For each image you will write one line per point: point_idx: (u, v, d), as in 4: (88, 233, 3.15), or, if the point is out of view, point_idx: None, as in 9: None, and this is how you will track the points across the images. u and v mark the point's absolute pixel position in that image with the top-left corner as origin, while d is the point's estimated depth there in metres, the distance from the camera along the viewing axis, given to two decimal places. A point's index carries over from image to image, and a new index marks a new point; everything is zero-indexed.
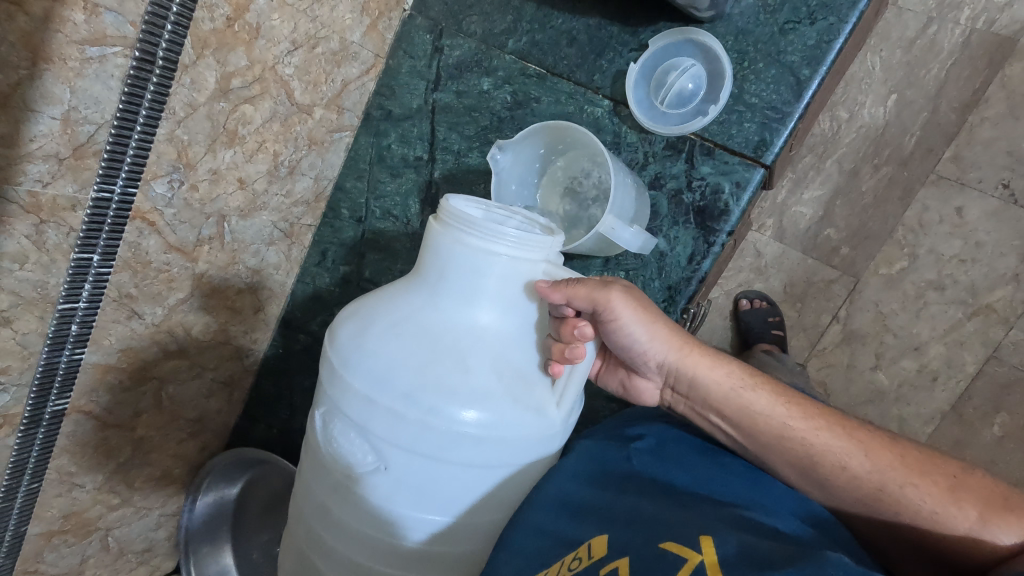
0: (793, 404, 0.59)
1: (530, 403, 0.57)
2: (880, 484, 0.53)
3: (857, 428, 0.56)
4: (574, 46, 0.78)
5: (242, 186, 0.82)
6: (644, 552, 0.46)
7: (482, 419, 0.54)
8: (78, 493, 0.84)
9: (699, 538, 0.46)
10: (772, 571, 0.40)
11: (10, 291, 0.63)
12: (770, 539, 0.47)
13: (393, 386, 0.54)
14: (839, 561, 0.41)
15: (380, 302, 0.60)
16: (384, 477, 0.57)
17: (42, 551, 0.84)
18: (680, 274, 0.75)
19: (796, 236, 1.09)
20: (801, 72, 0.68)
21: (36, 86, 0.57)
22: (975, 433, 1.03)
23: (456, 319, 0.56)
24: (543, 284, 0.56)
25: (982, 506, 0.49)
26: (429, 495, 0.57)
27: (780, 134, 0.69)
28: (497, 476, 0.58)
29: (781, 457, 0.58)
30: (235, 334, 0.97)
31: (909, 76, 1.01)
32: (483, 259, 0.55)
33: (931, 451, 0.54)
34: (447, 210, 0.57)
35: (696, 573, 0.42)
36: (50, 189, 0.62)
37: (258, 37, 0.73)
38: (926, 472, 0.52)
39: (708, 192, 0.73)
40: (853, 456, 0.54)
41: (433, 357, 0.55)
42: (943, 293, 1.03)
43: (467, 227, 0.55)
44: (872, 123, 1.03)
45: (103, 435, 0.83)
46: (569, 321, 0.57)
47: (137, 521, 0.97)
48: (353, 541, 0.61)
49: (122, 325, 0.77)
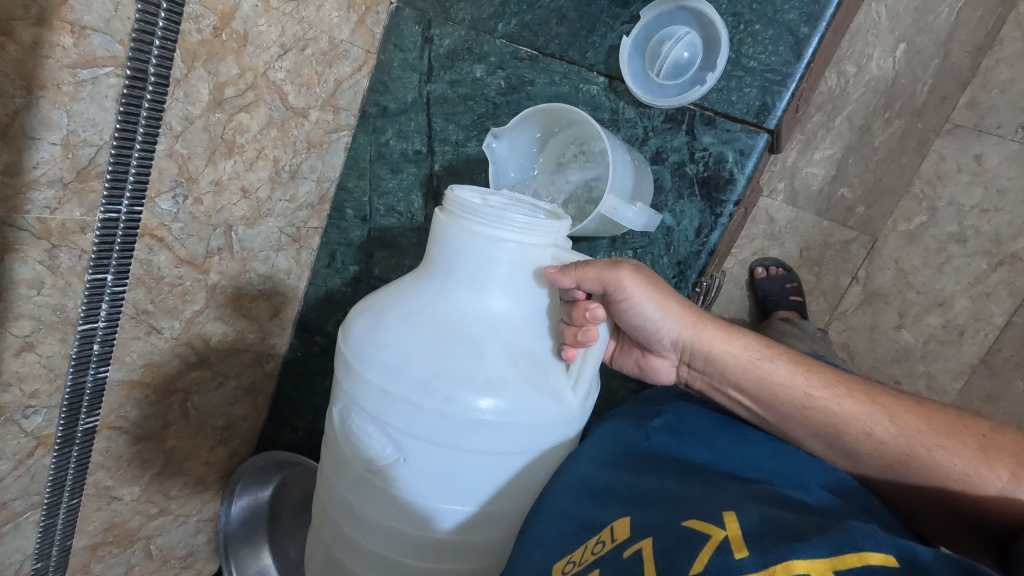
0: (813, 373, 0.58)
1: (545, 388, 0.57)
2: (907, 448, 0.52)
3: (881, 393, 0.55)
4: (564, 24, 0.77)
5: (245, 195, 0.83)
6: (668, 531, 0.46)
7: (498, 406, 0.54)
8: (117, 505, 0.87)
9: (722, 513, 0.45)
10: (799, 541, 0.40)
11: (31, 316, 0.65)
12: (795, 510, 0.46)
13: (408, 377, 0.54)
14: (867, 530, 0.40)
15: (391, 295, 0.60)
16: (404, 468, 0.57)
17: (89, 563, 0.87)
18: (689, 248, 0.74)
19: (809, 198, 1.06)
20: (800, 30, 0.65)
21: (33, 114, 0.58)
22: (1006, 385, 1.00)
23: (467, 308, 0.56)
24: (551, 269, 0.56)
25: (1015, 465, 0.48)
26: (449, 484, 0.57)
27: (782, 97, 0.67)
28: (517, 462, 0.58)
29: (804, 427, 0.57)
30: (254, 341, 0.98)
31: (918, 22, 0.97)
32: (491, 246, 0.55)
33: (959, 411, 0.53)
34: (452, 199, 0.57)
35: (719, 548, 0.42)
36: (58, 214, 0.63)
37: (247, 44, 0.73)
38: (954, 433, 0.51)
39: (711, 162, 0.71)
40: (878, 422, 0.53)
41: (446, 347, 0.55)
42: (966, 244, 1.00)
43: (473, 215, 0.55)
44: (882, 75, 0.99)
45: (136, 449, 0.85)
46: (580, 303, 0.56)
47: (177, 528, 1.00)
48: (378, 534, 0.62)
49: (143, 341, 0.78)
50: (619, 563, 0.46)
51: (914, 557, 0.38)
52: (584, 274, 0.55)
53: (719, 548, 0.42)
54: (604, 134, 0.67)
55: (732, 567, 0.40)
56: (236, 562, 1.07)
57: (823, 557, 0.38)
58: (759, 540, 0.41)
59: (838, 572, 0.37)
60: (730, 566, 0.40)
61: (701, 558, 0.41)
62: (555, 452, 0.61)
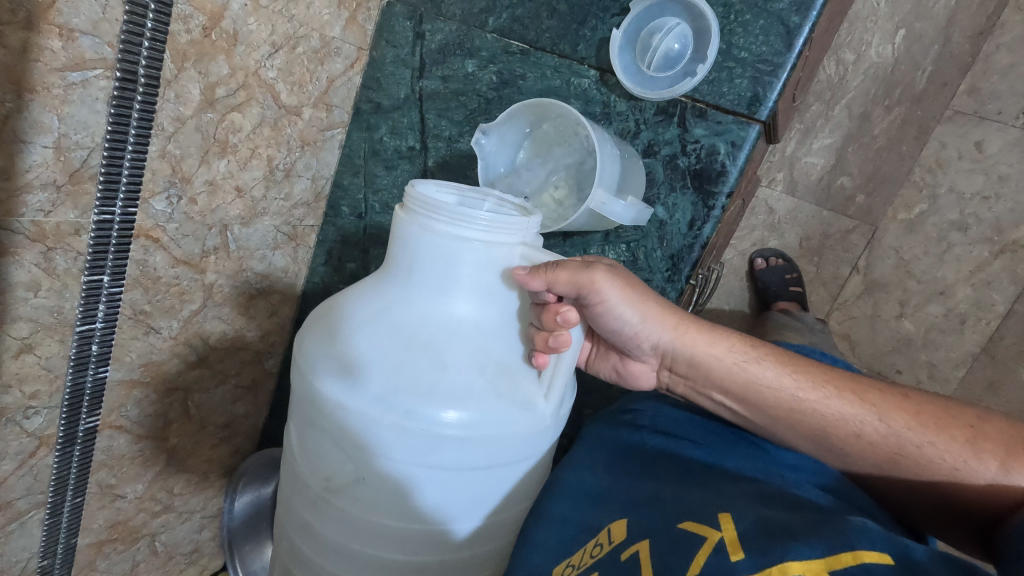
0: (800, 373, 0.57)
1: (516, 397, 0.57)
2: (898, 446, 0.52)
3: (868, 390, 0.54)
4: (554, 17, 0.76)
5: (240, 194, 0.83)
6: (664, 534, 0.46)
7: (464, 419, 0.54)
8: (121, 503, 0.88)
9: (718, 514, 0.45)
10: (795, 540, 0.40)
11: (29, 318, 0.66)
12: (793, 510, 0.46)
13: (369, 389, 0.54)
14: (863, 528, 0.40)
15: (352, 300, 0.60)
16: (369, 484, 0.57)
17: (95, 560, 0.88)
18: (682, 241, 0.74)
19: (808, 188, 1.05)
20: (790, 19, 0.65)
21: (24, 118, 0.58)
22: (1009, 373, 1.00)
23: (431, 314, 0.56)
24: (520, 271, 0.55)
25: (1004, 453, 0.48)
26: (415, 500, 0.57)
27: (774, 87, 0.66)
28: (484, 477, 0.58)
29: (793, 430, 0.57)
30: (253, 339, 0.99)
31: (917, 8, 0.96)
32: (453, 247, 0.55)
33: (946, 400, 0.52)
34: (413, 196, 0.56)
35: (715, 550, 0.42)
36: (52, 217, 0.63)
37: (237, 43, 0.73)
38: (943, 427, 0.50)
39: (703, 155, 0.71)
40: (867, 421, 0.53)
41: (409, 358, 0.55)
42: (967, 232, 0.99)
43: (435, 213, 0.55)
44: (881, 63, 0.98)
45: (138, 447, 0.86)
46: (551, 307, 0.55)
47: (181, 524, 1.02)
48: (345, 552, 0.62)
49: (141, 341, 0.79)
50: (616, 566, 0.46)
51: (910, 554, 0.38)
52: (557, 275, 0.54)
53: (715, 550, 0.42)
54: (591, 128, 0.67)
55: (727, 569, 0.40)
56: (241, 558, 1.06)
57: (818, 558, 0.38)
58: (754, 540, 0.41)
59: (833, 572, 0.37)
60: (725, 568, 0.40)
61: (697, 561, 0.42)
62: (536, 458, 0.61)
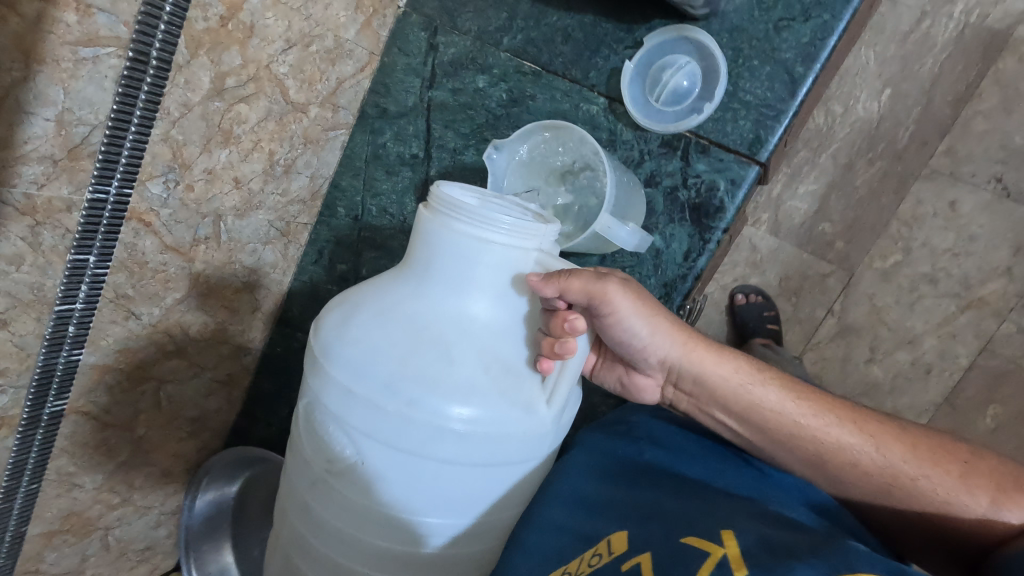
0: (804, 399, 0.59)
1: (519, 398, 0.57)
2: (892, 476, 0.54)
3: (868, 420, 0.56)
4: (569, 43, 0.77)
5: (238, 185, 0.82)
6: (665, 547, 0.46)
7: (466, 415, 0.54)
8: (78, 493, 0.84)
9: (719, 532, 0.46)
10: (797, 560, 0.41)
11: (7, 293, 0.64)
12: (791, 529, 0.47)
13: (375, 375, 0.54)
14: (864, 551, 0.41)
15: (368, 290, 0.60)
16: (365, 470, 0.57)
17: (43, 552, 0.85)
18: (676, 271, 0.75)
19: (791, 230, 1.09)
20: (795, 69, 0.67)
21: (30, 88, 0.57)
22: (968, 423, 1.04)
23: (444, 308, 0.56)
24: (534, 277, 0.56)
25: (994, 491, 0.50)
26: (409, 489, 0.57)
27: (775, 132, 0.68)
28: (480, 476, 0.57)
29: (791, 453, 0.58)
30: (233, 333, 0.97)
31: (903, 70, 1.01)
32: (472, 247, 0.55)
33: (939, 434, 0.55)
34: (438, 194, 0.57)
35: (719, 567, 0.42)
36: (45, 191, 0.62)
37: (252, 36, 0.73)
38: (938, 461, 0.52)
39: (703, 189, 0.72)
40: (866, 450, 0.55)
41: (417, 348, 0.55)
42: (937, 286, 1.04)
43: (458, 211, 0.55)
44: (866, 118, 1.03)
45: (103, 435, 0.84)
46: (561, 313, 0.56)
47: (137, 520, 0.98)
48: (337, 537, 0.62)
49: (119, 326, 0.77)
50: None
51: None
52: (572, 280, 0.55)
53: (719, 565, 0.42)
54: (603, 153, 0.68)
55: None
56: (197, 559, 1.03)
57: None
58: (758, 558, 0.42)
59: None
60: None
61: None
62: (534, 464, 0.61)
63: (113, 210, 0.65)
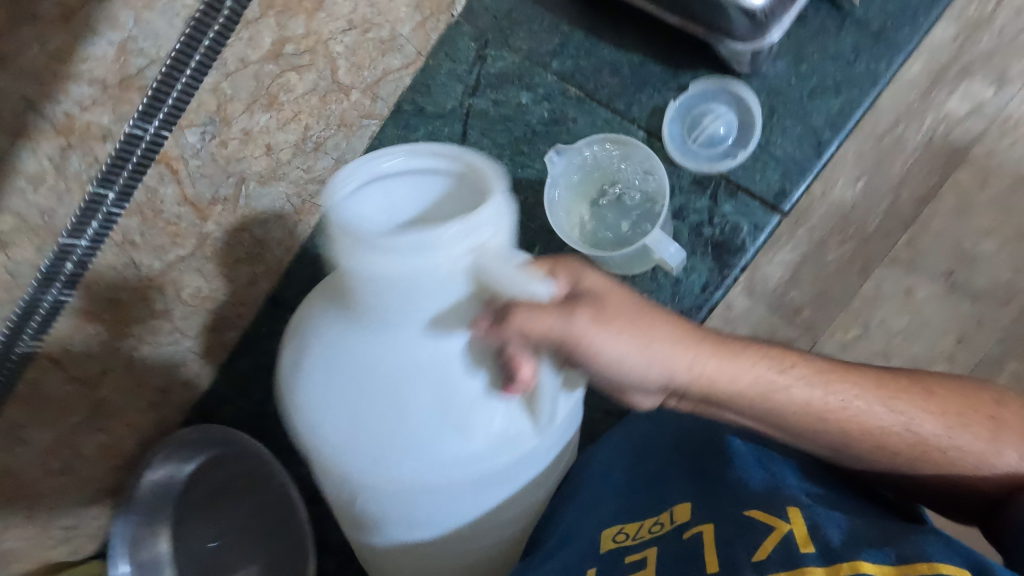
0: (835, 387, 0.60)
1: (479, 428, 0.59)
2: (920, 447, 0.59)
3: (896, 398, 0.59)
4: (615, 77, 0.83)
5: (268, 152, 0.81)
6: (732, 522, 0.58)
7: (433, 452, 0.59)
8: (21, 450, 0.77)
9: (786, 510, 0.56)
10: (866, 545, 0.51)
11: (16, 213, 0.60)
12: (867, 517, 0.56)
13: (339, 430, 0.60)
14: (937, 544, 0.50)
15: (315, 333, 0.62)
16: (365, 505, 0.65)
17: None
18: (693, 301, 0.78)
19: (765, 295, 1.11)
20: (822, 134, 0.75)
21: (103, 8, 0.58)
22: None
23: (388, 357, 0.58)
24: (482, 324, 0.55)
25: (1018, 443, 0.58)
26: (407, 518, 0.65)
27: (799, 186, 0.75)
28: (462, 496, 0.64)
29: (813, 442, 0.61)
30: (223, 304, 0.92)
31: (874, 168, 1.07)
32: (393, 290, 0.52)
33: (962, 390, 0.60)
34: (333, 219, 0.51)
35: (784, 539, 0.54)
36: (87, 114, 0.60)
37: (320, 9, 0.75)
38: (965, 424, 0.58)
39: (727, 228, 0.77)
40: (898, 430, 0.59)
41: (369, 400, 0.59)
42: None
43: (359, 244, 0.48)
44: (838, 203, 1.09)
45: (65, 389, 0.77)
46: (513, 357, 0.56)
47: (71, 495, 0.89)
48: (376, 547, 0.72)
49: (116, 273, 0.73)
50: (682, 541, 0.60)
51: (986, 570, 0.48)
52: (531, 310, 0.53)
53: (784, 540, 0.54)
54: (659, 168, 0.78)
55: (795, 558, 0.52)
56: (130, 542, 0.94)
57: (889, 563, 0.49)
58: (820, 537, 0.53)
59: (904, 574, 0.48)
60: (794, 558, 0.52)
61: (765, 547, 0.54)
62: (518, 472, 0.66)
63: (146, 150, 0.66)
